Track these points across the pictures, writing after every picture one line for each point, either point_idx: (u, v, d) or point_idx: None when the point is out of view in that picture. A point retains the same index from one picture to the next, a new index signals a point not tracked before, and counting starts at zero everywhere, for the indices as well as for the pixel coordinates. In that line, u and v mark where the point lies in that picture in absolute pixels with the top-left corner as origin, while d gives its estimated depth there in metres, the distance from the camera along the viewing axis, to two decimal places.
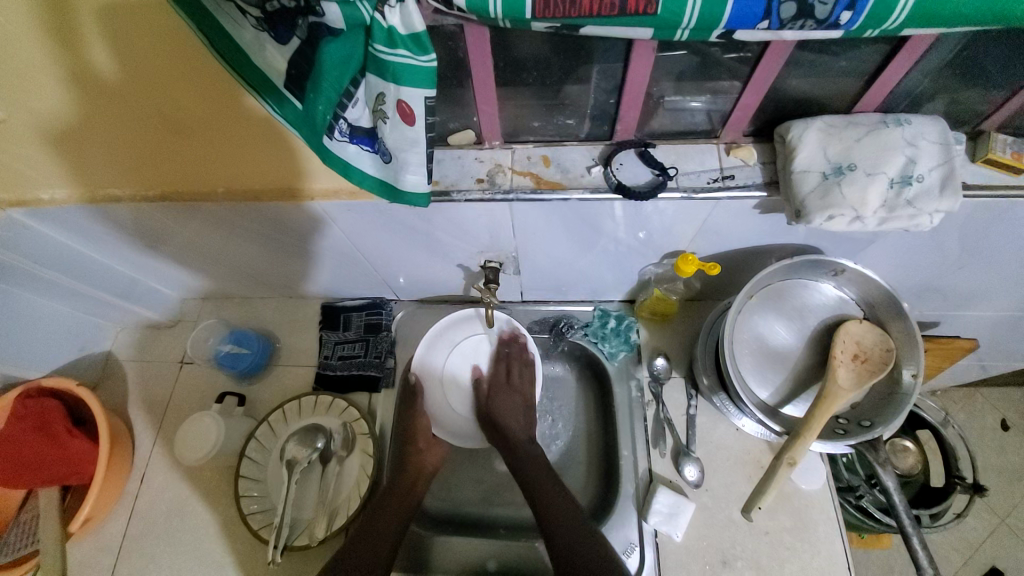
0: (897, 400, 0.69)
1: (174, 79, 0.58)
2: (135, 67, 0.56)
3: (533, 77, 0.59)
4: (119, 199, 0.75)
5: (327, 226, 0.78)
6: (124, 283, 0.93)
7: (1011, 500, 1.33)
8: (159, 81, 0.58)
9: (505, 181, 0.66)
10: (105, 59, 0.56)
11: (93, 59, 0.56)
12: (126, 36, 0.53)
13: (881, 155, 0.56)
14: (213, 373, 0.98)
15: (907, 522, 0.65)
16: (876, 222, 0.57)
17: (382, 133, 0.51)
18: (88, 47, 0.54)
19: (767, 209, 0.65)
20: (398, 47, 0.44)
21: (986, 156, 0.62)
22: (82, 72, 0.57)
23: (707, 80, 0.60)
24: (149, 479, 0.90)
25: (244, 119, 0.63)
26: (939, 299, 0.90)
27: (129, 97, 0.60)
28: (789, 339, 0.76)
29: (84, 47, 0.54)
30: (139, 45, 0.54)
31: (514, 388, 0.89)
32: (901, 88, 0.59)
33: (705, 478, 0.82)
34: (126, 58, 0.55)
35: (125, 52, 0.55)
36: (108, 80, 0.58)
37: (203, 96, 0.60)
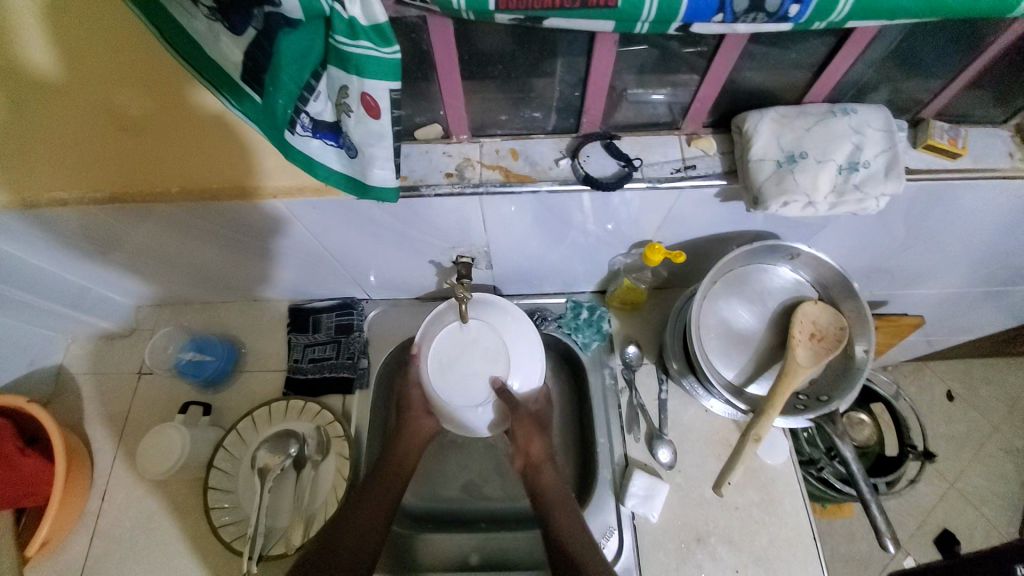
0: (851, 374, 0.73)
1: (117, 70, 0.55)
2: (78, 59, 0.54)
3: (498, 70, 0.59)
4: (61, 203, 0.69)
5: (293, 226, 0.76)
6: (74, 291, 0.87)
7: (957, 466, 1.44)
8: (101, 73, 0.55)
9: (474, 175, 0.66)
10: (42, 51, 0.53)
11: (31, 51, 0.53)
12: (67, 25, 0.51)
13: (829, 143, 0.60)
14: (175, 383, 0.93)
15: (867, 490, 0.69)
16: (828, 207, 0.60)
17: (346, 127, 0.50)
18: (22, 37, 0.52)
19: (728, 197, 0.68)
20: (360, 39, 0.43)
21: (926, 141, 0.67)
22: (15, 64, 0.54)
23: (667, 73, 0.61)
24: (112, 495, 0.86)
25: (197, 114, 0.60)
26: (887, 279, 0.96)
27: (69, 89, 0.57)
28: (750, 322, 0.79)
29: (18, 36, 0.52)
30: (79, 34, 0.52)
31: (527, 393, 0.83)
32: (847, 79, 0.63)
33: (678, 460, 0.85)
34: (65, 48, 0.53)
35: (63, 42, 0.52)
36: (48, 74, 0.55)
37: (151, 91, 0.57)
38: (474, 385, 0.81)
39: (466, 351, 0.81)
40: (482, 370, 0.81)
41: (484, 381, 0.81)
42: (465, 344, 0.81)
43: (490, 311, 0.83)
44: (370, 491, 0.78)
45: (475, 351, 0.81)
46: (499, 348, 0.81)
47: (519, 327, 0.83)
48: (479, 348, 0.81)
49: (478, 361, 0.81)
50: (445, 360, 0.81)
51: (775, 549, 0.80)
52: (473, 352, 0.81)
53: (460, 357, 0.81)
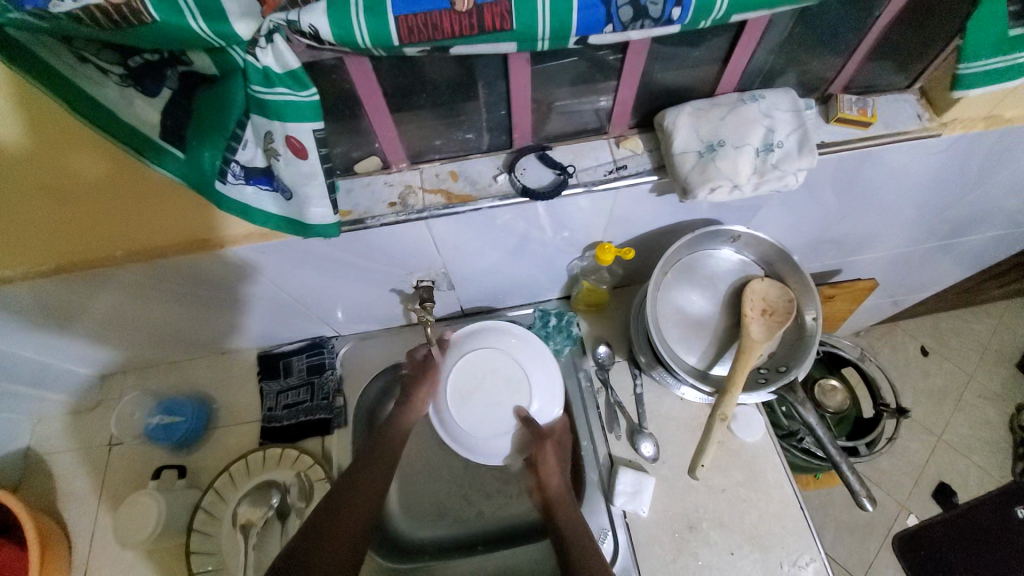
0: (805, 343, 0.76)
1: (74, 141, 0.56)
2: (38, 133, 0.54)
3: (424, 98, 0.62)
4: (10, 280, 0.67)
5: (252, 275, 0.76)
6: (32, 371, 0.85)
7: (940, 418, 1.48)
8: (59, 146, 0.56)
9: (417, 201, 0.68)
10: (2, 129, 0.53)
11: None
12: (29, 102, 0.51)
13: (743, 129, 0.63)
14: (149, 449, 0.91)
15: (835, 452, 0.71)
16: (752, 187, 0.64)
17: (278, 170, 0.51)
18: None
19: (662, 190, 0.71)
20: (277, 86, 0.45)
21: (837, 115, 0.71)
22: None
23: (586, 83, 0.65)
24: (93, 573, 0.82)
25: (159, 180, 0.62)
26: (835, 248, 1.00)
27: (23, 165, 0.57)
28: (706, 306, 0.82)
29: None
30: (37, 107, 0.52)
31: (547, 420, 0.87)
32: (752, 67, 0.67)
33: (661, 451, 0.86)
34: (23, 125, 0.53)
35: (22, 118, 0.53)
36: (7, 150, 0.55)
37: (115, 160, 0.59)
38: (495, 412, 0.86)
39: (482, 382, 0.87)
40: (501, 397, 0.87)
41: (505, 408, 0.87)
42: (480, 375, 0.87)
43: (503, 339, 0.88)
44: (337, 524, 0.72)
45: (491, 380, 0.87)
46: (513, 373, 0.87)
47: (531, 348, 0.87)
48: (495, 376, 0.87)
49: (496, 392, 0.87)
50: (464, 392, 0.87)
51: (766, 525, 0.81)
52: (488, 381, 0.87)
53: (476, 388, 0.87)
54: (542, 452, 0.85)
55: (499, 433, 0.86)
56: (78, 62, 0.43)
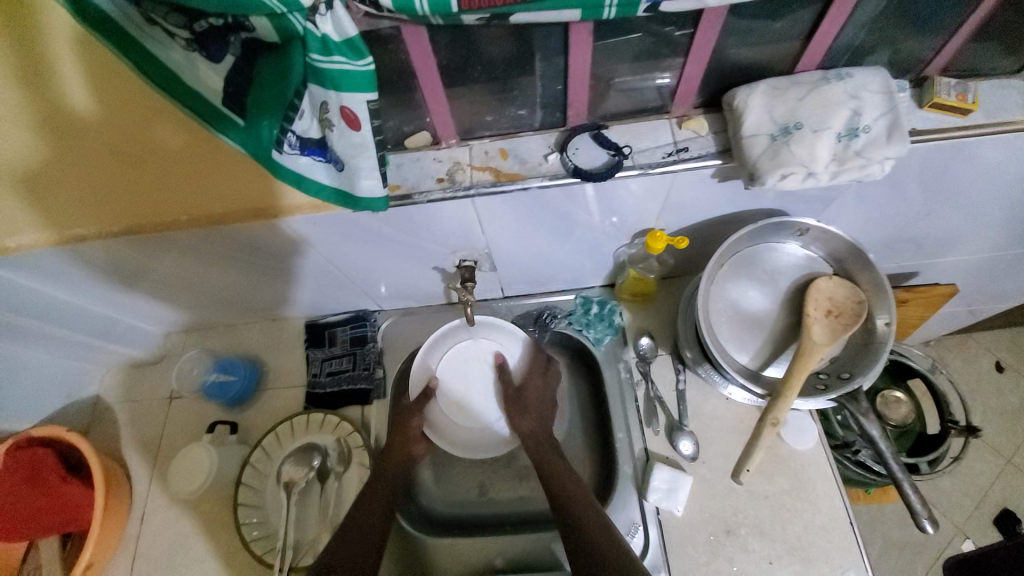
0: (874, 349, 0.70)
1: (141, 108, 0.59)
2: (109, 100, 0.57)
3: (479, 72, 0.60)
4: (86, 239, 0.72)
5: (303, 247, 0.78)
6: (103, 324, 0.92)
7: (1014, 441, 1.35)
8: (127, 112, 0.59)
9: (465, 178, 0.67)
10: (78, 94, 0.56)
11: (69, 95, 0.56)
12: (101, 69, 0.54)
13: (824, 111, 0.58)
14: (203, 405, 0.97)
15: (897, 469, 0.65)
16: (829, 176, 0.58)
17: (331, 141, 0.52)
18: (59, 79, 0.55)
19: (725, 176, 0.66)
20: (334, 54, 0.45)
21: (932, 101, 0.64)
22: (53, 106, 0.57)
23: (650, 58, 0.60)
24: (150, 516, 0.89)
25: (216, 147, 0.64)
26: (912, 248, 0.91)
27: (96, 130, 0.61)
28: (763, 302, 0.77)
29: (56, 82, 0.55)
30: (107, 75, 0.55)
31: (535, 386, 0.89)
32: (839, 43, 0.60)
33: (701, 451, 0.82)
34: (97, 92, 0.57)
35: (96, 85, 0.56)
36: (82, 115, 0.59)
37: (177, 126, 0.61)
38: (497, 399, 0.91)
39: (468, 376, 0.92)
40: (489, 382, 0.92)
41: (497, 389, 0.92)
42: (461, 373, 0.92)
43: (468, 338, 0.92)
44: (367, 488, 0.77)
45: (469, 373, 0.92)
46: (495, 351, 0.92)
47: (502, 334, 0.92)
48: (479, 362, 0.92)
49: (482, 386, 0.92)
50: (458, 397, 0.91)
51: (810, 538, 0.76)
52: (473, 376, 0.92)
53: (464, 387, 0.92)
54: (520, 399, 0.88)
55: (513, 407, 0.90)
56: (147, 24, 0.44)
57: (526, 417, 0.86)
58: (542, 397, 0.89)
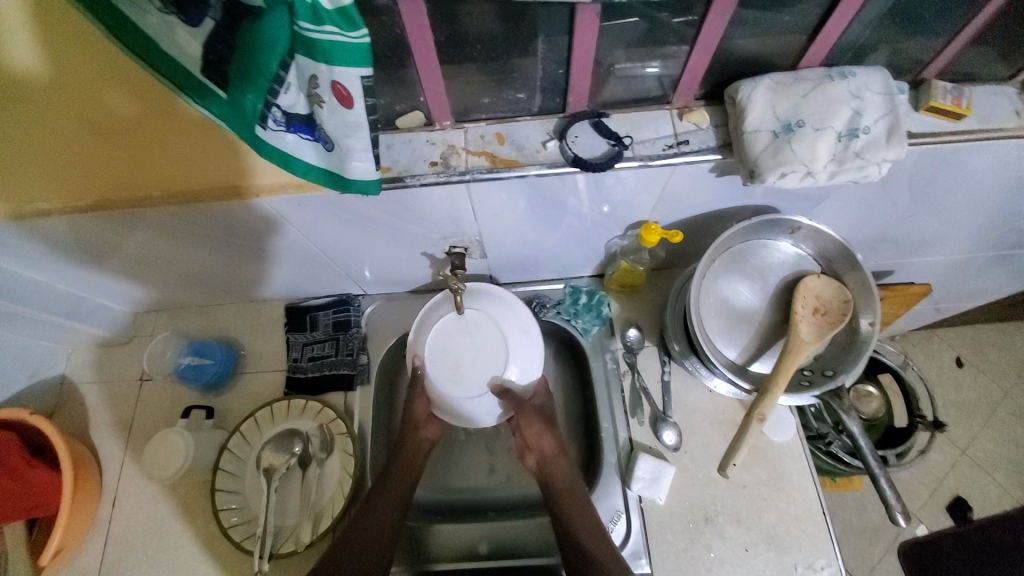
0: (856, 348, 0.72)
1: (98, 70, 0.54)
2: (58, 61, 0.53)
3: (478, 51, 0.57)
4: (48, 213, 0.67)
5: (281, 225, 0.74)
6: (68, 301, 0.87)
7: (969, 433, 1.42)
8: (82, 72, 0.54)
9: (459, 163, 0.64)
10: (23, 55, 0.52)
11: (13, 55, 0.52)
12: (49, 27, 0.50)
13: (826, 109, 0.57)
14: (177, 388, 0.93)
15: (875, 464, 0.67)
16: (827, 176, 0.58)
17: (321, 118, 0.49)
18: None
19: (723, 171, 0.66)
20: (325, 24, 0.42)
21: (929, 103, 0.64)
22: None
23: (655, 45, 0.59)
24: (122, 501, 0.87)
25: (179, 117, 0.60)
26: (893, 248, 0.93)
27: (48, 92, 0.56)
28: (752, 298, 0.78)
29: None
30: (56, 36, 0.51)
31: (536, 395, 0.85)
32: (844, 39, 0.60)
33: (683, 442, 0.84)
34: (46, 51, 0.52)
35: (43, 41, 0.51)
36: (29, 78, 0.54)
37: (134, 92, 0.57)
38: (496, 358, 0.82)
39: (449, 356, 0.83)
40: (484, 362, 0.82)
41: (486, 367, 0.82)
42: (435, 356, 0.82)
43: (484, 304, 0.83)
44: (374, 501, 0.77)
45: (439, 352, 0.82)
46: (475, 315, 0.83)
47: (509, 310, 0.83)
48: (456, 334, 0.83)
49: (475, 364, 0.82)
50: (450, 380, 0.82)
51: (784, 526, 0.79)
52: (466, 354, 0.83)
53: (445, 367, 0.82)
54: (528, 418, 0.83)
55: (517, 350, 0.83)
56: None
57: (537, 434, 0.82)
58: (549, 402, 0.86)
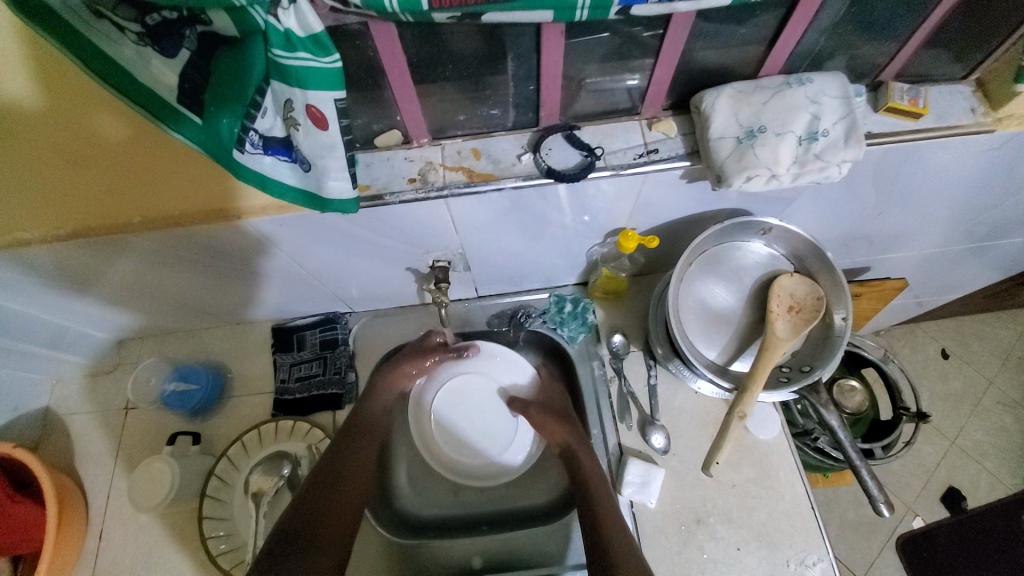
0: (832, 343, 0.74)
1: (87, 97, 0.59)
2: (53, 90, 0.58)
3: (450, 70, 0.59)
4: (30, 244, 0.66)
5: (266, 247, 0.75)
6: (50, 331, 0.86)
7: (955, 423, 1.45)
8: (75, 99, 0.59)
9: (437, 178, 0.66)
10: (21, 87, 0.57)
11: (12, 88, 0.57)
12: (44, 62, 0.56)
13: (784, 115, 0.60)
14: (163, 415, 0.92)
15: (855, 456, 0.68)
16: (790, 178, 0.61)
17: (297, 141, 0.50)
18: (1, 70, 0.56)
19: (693, 177, 0.68)
20: (298, 50, 0.43)
21: (887, 104, 0.67)
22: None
23: (621, 59, 0.61)
24: (108, 535, 0.85)
25: (165, 139, 0.63)
26: (867, 245, 0.96)
27: (44, 120, 0.60)
28: (729, 300, 0.80)
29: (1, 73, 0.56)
30: (52, 69, 0.56)
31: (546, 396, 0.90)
32: (801, 48, 0.63)
33: (672, 444, 0.85)
34: (40, 81, 0.57)
35: (37, 73, 0.56)
36: (26, 108, 0.59)
37: (121, 115, 0.60)
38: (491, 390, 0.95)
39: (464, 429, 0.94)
40: (488, 407, 0.95)
41: (493, 409, 0.94)
42: (446, 426, 0.93)
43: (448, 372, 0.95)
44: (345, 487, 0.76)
45: (444, 426, 0.93)
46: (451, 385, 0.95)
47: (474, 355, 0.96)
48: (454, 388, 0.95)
49: (485, 417, 0.94)
50: (487, 442, 0.93)
51: (776, 523, 0.80)
52: (472, 417, 0.94)
53: (462, 436, 0.93)
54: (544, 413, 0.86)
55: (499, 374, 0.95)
56: (93, 18, 0.42)
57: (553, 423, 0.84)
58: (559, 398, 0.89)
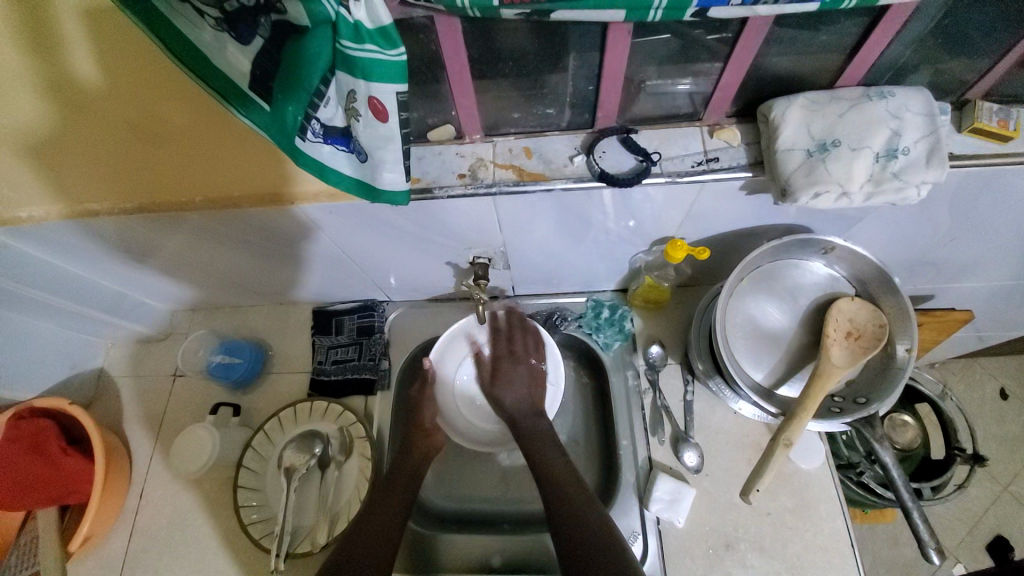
0: (891, 376, 0.69)
1: (151, 82, 0.57)
2: (117, 74, 0.56)
3: (509, 67, 0.58)
4: (97, 214, 0.72)
5: (314, 232, 0.77)
6: (111, 297, 0.91)
7: (1012, 469, 1.34)
8: (138, 85, 0.57)
9: (487, 175, 0.65)
10: (85, 68, 0.55)
11: (76, 68, 0.55)
12: (109, 44, 0.53)
13: (863, 128, 0.56)
14: (207, 386, 0.97)
15: (908, 498, 0.63)
16: (863, 197, 0.57)
17: (357, 131, 0.51)
18: (66, 49, 0.54)
19: (753, 190, 0.65)
20: (366, 42, 0.44)
21: (972, 125, 0.62)
22: (62, 76, 0.56)
23: (687, 62, 0.59)
24: (149, 494, 0.90)
25: (224, 129, 0.63)
26: (932, 272, 0.90)
27: (109, 103, 0.59)
28: (781, 320, 0.76)
29: (65, 51, 0.54)
30: (117, 52, 0.54)
31: (517, 359, 0.90)
32: (883, 59, 0.59)
33: (705, 464, 0.82)
34: (104, 63, 0.55)
35: (100, 54, 0.54)
36: (90, 89, 0.58)
37: (184, 103, 0.60)
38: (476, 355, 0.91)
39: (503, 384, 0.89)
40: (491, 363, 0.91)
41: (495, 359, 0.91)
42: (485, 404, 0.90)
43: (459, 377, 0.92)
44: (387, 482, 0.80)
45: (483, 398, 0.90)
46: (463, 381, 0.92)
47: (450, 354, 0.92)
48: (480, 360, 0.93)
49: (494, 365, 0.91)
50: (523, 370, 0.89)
51: (810, 558, 0.76)
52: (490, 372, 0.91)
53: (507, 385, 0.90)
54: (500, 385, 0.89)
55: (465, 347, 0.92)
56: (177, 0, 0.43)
57: (509, 394, 0.88)
58: (523, 365, 0.90)
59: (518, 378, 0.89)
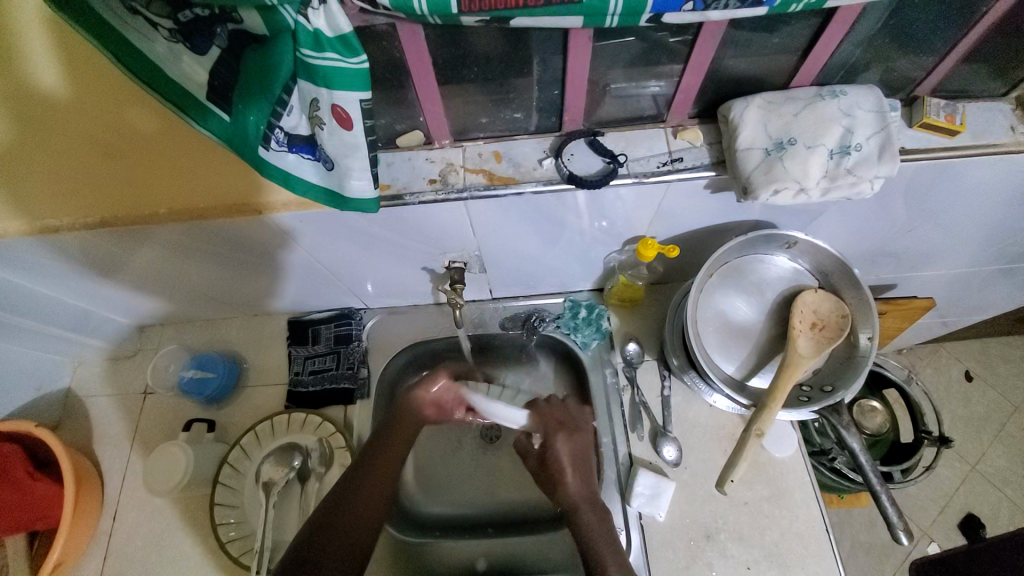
0: (855, 364, 0.72)
1: (113, 91, 0.57)
2: (78, 85, 0.56)
3: (475, 72, 0.59)
4: (60, 230, 0.69)
5: (289, 241, 0.76)
6: (75, 314, 0.88)
7: (978, 448, 1.40)
8: (101, 95, 0.57)
9: (457, 180, 0.66)
10: (45, 78, 0.55)
11: (37, 78, 0.55)
12: (69, 53, 0.53)
13: (817, 127, 0.59)
14: (180, 402, 0.94)
15: (875, 480, 0.66)
16: (820, 193, 0.59)
17: (321, 140, 0.50)
18: (25, 58, 0.54)
19: (717, 188, 0.67)
20: (326, 50, 0.44)
21: (922, 120, 0.65)
22: (23, 87, 0.56)
23: (648, 65, 0.60)
24: (123, 514, 0.87)
25: (188, 138, 0.62)
26: (894, 262, 0.93)
27: (72, 113, 0.59)
28: (749, 314, 0.78)
29: (24, 61, 0.54)
30: (77, 61, 0.54)
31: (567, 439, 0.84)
32: (835, 59, 0.61)
33: (684, 457, 0.83)
34: (64, 73, 0.55)
35: (61, 64, 0.54)
36: (52, 101, 0.57)
37: (147, 111, 0.59)
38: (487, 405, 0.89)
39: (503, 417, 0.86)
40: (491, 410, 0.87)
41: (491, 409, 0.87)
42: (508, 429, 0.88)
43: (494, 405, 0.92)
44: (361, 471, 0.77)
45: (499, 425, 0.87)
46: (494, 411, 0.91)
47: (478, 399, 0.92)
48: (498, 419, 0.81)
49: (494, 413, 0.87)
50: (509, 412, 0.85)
51: (787, 544, 0.78)
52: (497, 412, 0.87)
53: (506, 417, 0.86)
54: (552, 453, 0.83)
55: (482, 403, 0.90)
56: (127, 13, 0.42)
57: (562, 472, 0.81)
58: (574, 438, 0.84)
59: (572, 453, 0.83)
